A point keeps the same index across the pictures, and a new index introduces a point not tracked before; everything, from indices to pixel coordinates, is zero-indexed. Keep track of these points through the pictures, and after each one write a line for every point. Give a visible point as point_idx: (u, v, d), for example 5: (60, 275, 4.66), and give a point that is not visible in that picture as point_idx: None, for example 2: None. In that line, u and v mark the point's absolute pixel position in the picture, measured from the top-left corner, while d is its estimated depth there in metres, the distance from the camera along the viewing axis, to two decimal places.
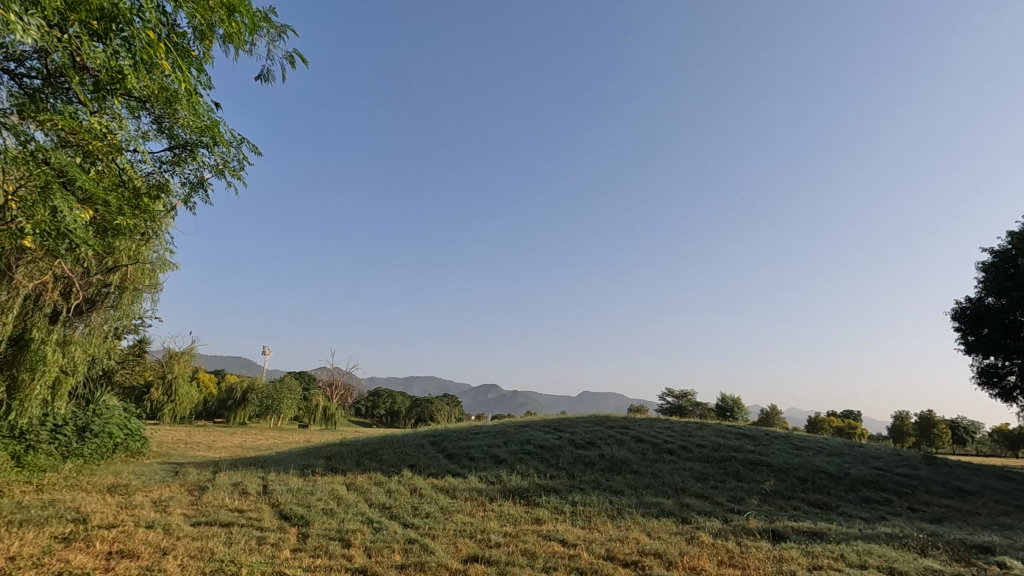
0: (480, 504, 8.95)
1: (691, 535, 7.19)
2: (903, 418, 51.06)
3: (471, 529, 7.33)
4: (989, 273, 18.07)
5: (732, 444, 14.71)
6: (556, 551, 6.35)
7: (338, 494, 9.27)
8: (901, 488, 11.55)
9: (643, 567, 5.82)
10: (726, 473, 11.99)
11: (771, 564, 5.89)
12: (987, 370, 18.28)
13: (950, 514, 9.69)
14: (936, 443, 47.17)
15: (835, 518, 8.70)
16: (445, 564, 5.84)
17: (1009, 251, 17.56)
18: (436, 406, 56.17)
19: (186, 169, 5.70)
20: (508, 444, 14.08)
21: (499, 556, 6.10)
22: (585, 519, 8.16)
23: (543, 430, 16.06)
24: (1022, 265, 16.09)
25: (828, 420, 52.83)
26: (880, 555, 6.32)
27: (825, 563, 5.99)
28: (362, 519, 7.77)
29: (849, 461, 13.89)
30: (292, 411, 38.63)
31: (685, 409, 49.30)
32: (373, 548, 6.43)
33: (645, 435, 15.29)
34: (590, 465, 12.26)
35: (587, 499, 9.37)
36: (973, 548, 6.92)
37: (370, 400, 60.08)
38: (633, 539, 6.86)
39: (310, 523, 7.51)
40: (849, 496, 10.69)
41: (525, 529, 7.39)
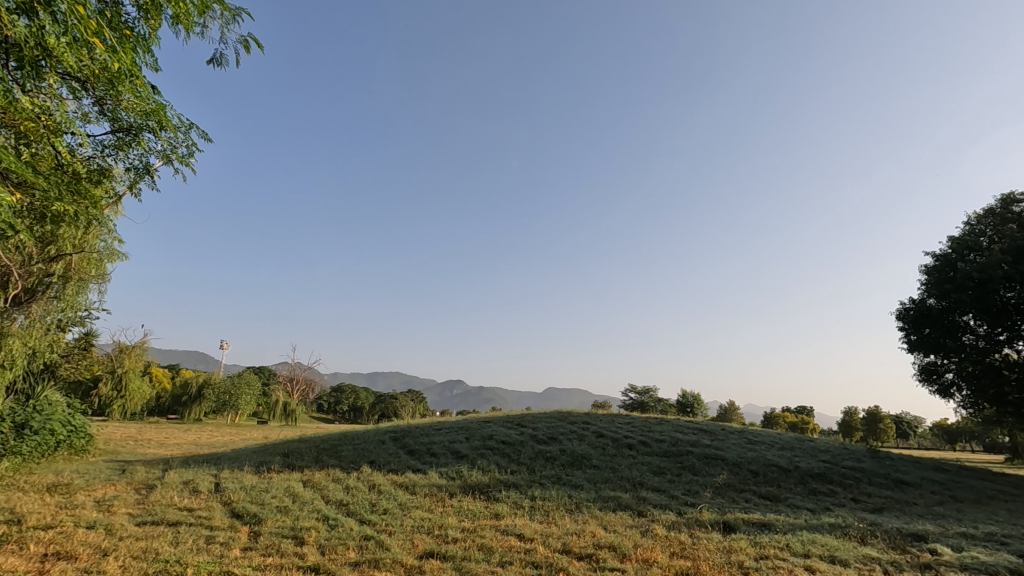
0: (440, 500, 8.91)
1: (645, 528, 7.34)
2: (852, 413, 53.30)
3: (429, 525, 7.29)
4: (931, 275, 19.02)
5: (689, 438, 15.09)
6: (513, 546, 6.37)
7: (294, 491, 9.09)
8: (846, 480, 12.07)
9: (597, 560, 5.92)
10: (683, 467, 12.27)
11: (720, 555, 6.06)
12: (927, 368, 19.26)
13: (889, 505, 10.19)
14: (881, 437, 49.45)
15: (783, 510, 9.02)
16: (400, 561, 5.79)
17: (949, 255, 18.54)
18: (400, 402, 55.60)
19: (131, 154, 5.48)
20: (470, 439, 14.06)
21: (454, 551, 6.09)
22: (543, 513, 8.24)
23: (506, 425, 16.14)
24: (961, 268, 17.03)
25: (782, 416, 54.70)
26: (823, 545, 6.59)
27: (771, 553, 6.21)
28: (317, 516, 7.64)
29: (798, 454, 14.45)
30: (250, 407, 37.66)
31: (647, 405, 50.29)
32: (327, 546, 6.30)
33: (606, 430, 15.53)
34: (551, 461, 12.38)
35: (546, 494, 9.45)
36: (908, 536, 7.30)
37: (333, 395, 59.09)
38: (589, 533, 6.96)
39: (262, 522, 7.31)
40: (797, 489, 11.11)
41: (483, 524, 7.40)
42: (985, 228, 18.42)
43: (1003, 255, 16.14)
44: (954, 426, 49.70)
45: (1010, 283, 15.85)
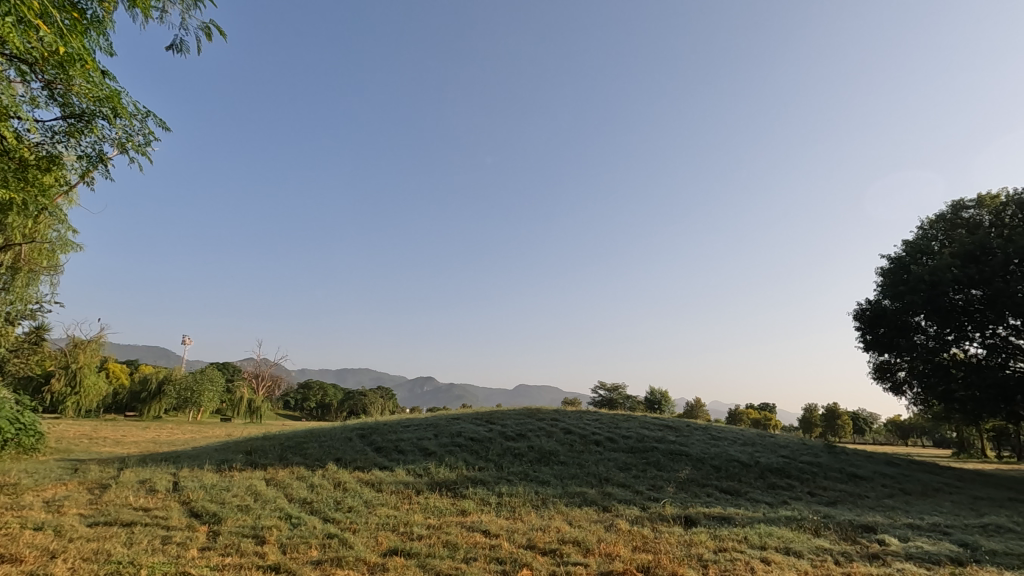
0: (406, 497, 8.88)
1: (609, 523, 7.46)
2: (812, 410, 55.11)
3: (394, 523, 7.24)
4: (886, 277, 19.79)
5: (655, 434, 15.40)
6: (478, 542, 6.39)
7: (255, 489, 8.90)
8: (804, 475, 12.47)
9: (561, 554, 5.99)
10: (648, 463, 12.49)
11: (681, 549, 6.20)
12: (882, 366, 20.02)
13: (842, 498, 10.59)
14: (838, 433, 51.18)
15: (742, 504, 9.29)
16: (363, 559, 5.75)
17: (903, 258, 19.31)
18: (369, 399, 54.98)
19: (83, 141, 5.27)
20: (439, 436, 14.02)
21: (419, 548, 6.08)
22: (509, 509, 8.29)
23: (474, 422, 16.12)
24: (914, 271, 17.79)
25: (745, 413, 56.14)
26: (779, 537, 6.80)
27: (729, 546, 6.39)
28: (279, 515, 7.50)
29: (759, 449, 14.88)
30: (213, 403, 36.79)
31: (616, 402, 51.02)
32: (289, 545, 6.20)
33: (575, 426, 15.68)
34: (519, 457, 12.44)
35: (513, 490, 9.50)
36: (859, 528, 7.60)
37: (300, 392, 58.16)
38: (555, 528, 7.03)
39: (222, 521, 7.15)
40: (757, 483, 11.43)
41: (449, 521, 7.40)
42: (936, 233, 19.26)
43: (953, 259, 16.92)
44: (906, 421, 51.80)
45: (958, 286, 16.66)
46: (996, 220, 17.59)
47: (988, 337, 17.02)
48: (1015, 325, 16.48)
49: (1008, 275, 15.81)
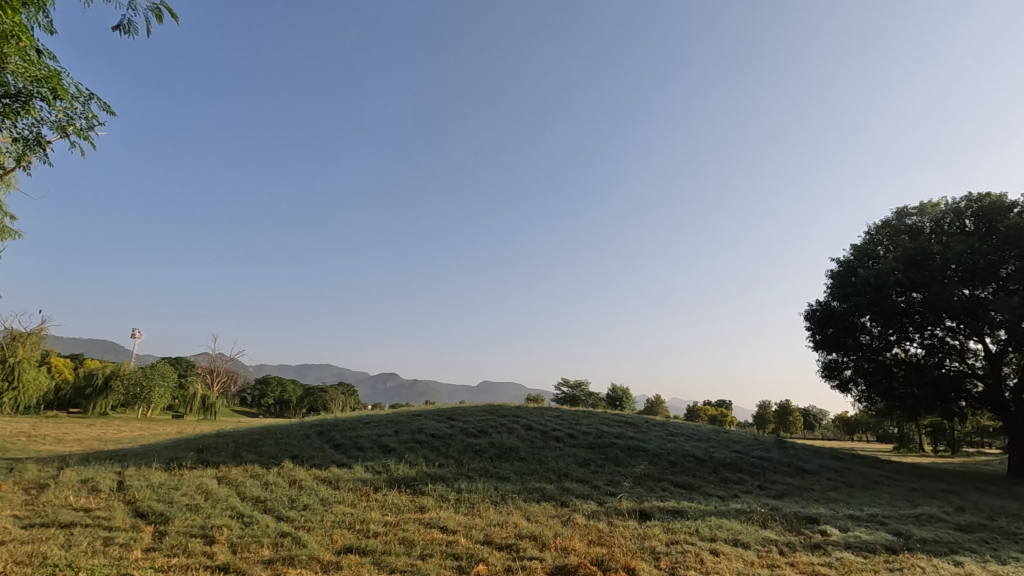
0: (364, 495, 8.76)
1: (566, 518, 7.56)
2: (766, 408, 57.02)
3: (350, 520, 7.15)
4: (835, 279, 20.62)
5: (614, 431, 15.64)
6: (435, 538, 6.38)
7: (206, 488, 8.64)
8: (755, 469, 12.91)
9: (517, 549, 6.04)
10: (606, 458, 12.71)
11: (635, 542, 6.34)
12: (830, 364, 20.85)
13: (790, 491, 11.03)
14: (790, 429, 53.20)
15: (695, 498, 9.56)
16: (317, 557, 5.66)
17: (851, 261, 20.18)
18: (330, 396, 53.92)
19: (17, 123, 5.01)
20: (399, 433, 13.90)
21: (374, 546, 6.03)
22: (468, 505, 8.30)
23: (436, 419, 16.04)
24: (861, 274, 18.62)
25: (703, 410, 57.67)
26: (728, 529, 7.02)
27: (681, 538, 6.57)
28: (230, 514, 7.28)
29: (714, 445, 15.33)
30: (165, 400, 35.51)
31: (579, 399, 51.60)
32: (239, 545, 6.05)
33: (536, 423, 15.78)
34: (480, 453, 12.47)
35: (472, 486, 9.51)
36: (803, 519, 7.94)
37: (257, 388, 56.61)
38: (512, 524, 7.08)
39: (169, 521, 6.91)
40: (710, 477, 11.79)
41: (406, 518, 7.36)
42: (881, 238, 20.19)
43: (896, 263, 17.79)
44: (853, 418, 54.08)
45: (900, 289, 17.57)
46: (936, 227, 18.60)
47: (927, 338, 17.99)
48: (951, 326, 17.48)
49: (945, 279, 16.76)
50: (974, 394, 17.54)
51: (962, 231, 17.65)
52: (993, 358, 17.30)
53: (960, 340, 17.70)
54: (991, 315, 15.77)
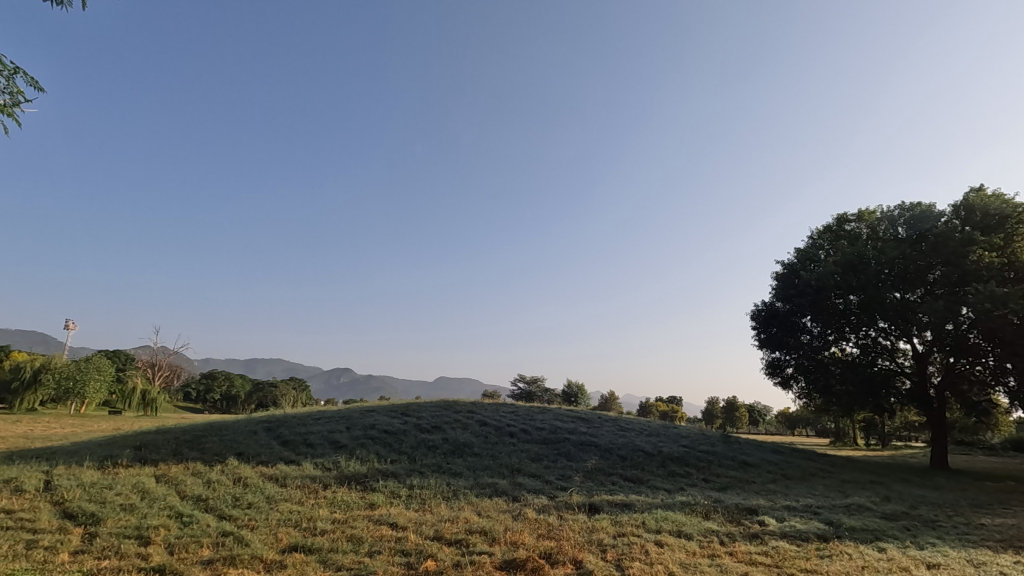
0: (312, 492, 8.57)
1: (517, 512, 7.62)
2: (715, 404, 59.07)
3: (297, 518, 6.99)
4: (779, 281, 21.50)
5: (567, 426, 15.87)
6: (383, 535, 6.32)
7: (143, 487, 8.26)
8: (700, 463, 13.37)
9: (466, 544, 6.06)
10: (559, 453, 12.86)
11: (583, 535, 6.46)
12: (773, 362, 21.75)
13: (732, 483, 11.48)
14: (736, 423, 55.29)
15: (643, 491, 9.83)
16: (259, 556, 5.51)
17: (794, 264, 21.09)
18: (281, 391, 52.44)
19: None
20: (351, 429, 13.62)
21: (321, 543, 5.91)
22: (419, 501, 8.25)
23: (390, 414, 15.84)
24: (803, 277, 19.52)
25: (655, 405, 59.31)
26: (672, 521, 7.25)
27: (627, 530, 6.74)
28: (168, 514, 6.98)
29: (663, 440, 15.77)
30: (101, 394, 33.76)
31: (535, 395, 52.10)
32: (177, 545, 5.81)
33: (490, 419, 15.81)
34: (433, 449, 12.39)
35: (424, 482, 9.44)
36: (743, 510, 8.28)
37: (203, 382, 54.45)
38: (463, 519, 7.09)
39: (100, 522, 6.56)
40: (658, 471, 12.13)
41: (356, 515, 7.26)
42: (823, 242, 21.18)
43: (836, 266, 18.73)
44: (794, 413, 56.62)
45: (839, 291, 18.52)
46: (872, 233, 19.67)
47: (862, 338, 19.04)
48: (884, 327, 18.55)
49: (880, 283, 17.78)
50: (903, 391, 18.66)
51: (895, 237, 18.75)
52: (921, 358, 18.46)
53: (891, 340, 18.79)
54: (919, 317, 16.84)
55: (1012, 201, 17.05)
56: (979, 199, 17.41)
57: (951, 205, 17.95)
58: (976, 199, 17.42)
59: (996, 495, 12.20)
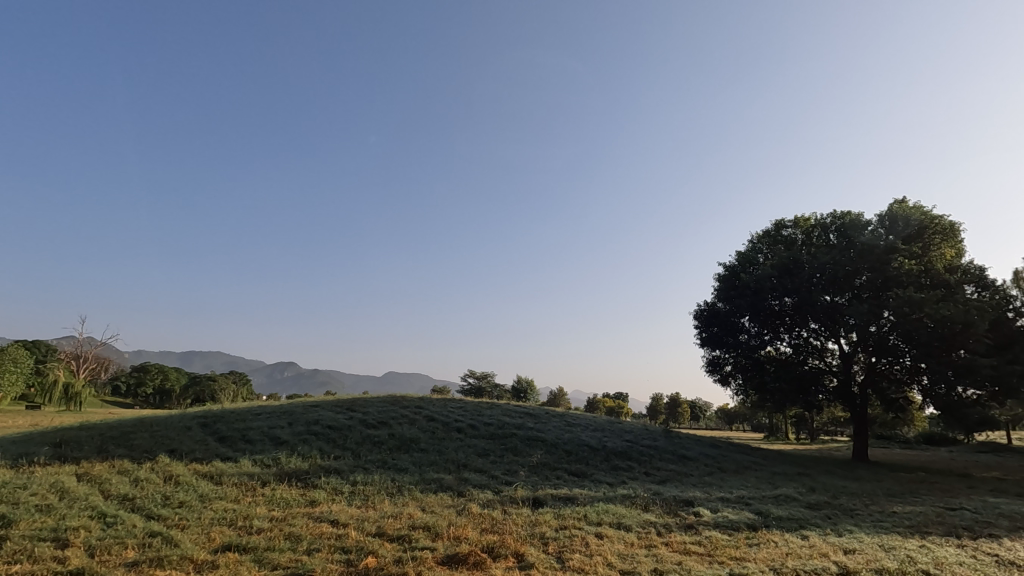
0: (250, 489, 8.29)
1: (462, 507, 7.64)
2: (658, 400, 60.93)
3: (232, 517, 6.74)
4: (721, 282, 22.36)
5: (515, 422, 15.96)
6: (323, 532, 6.19)
7: (62, 486, 7.74)
8: (642, 457, 13.77)
9: (409, 540, 6.02)
10: (505, 448, 12.95)
11: (526, 528, 6.54)
12: (713, 360, 22.59)
13: (671, 476, 11.90)
14: (678, 419, 57.25)
15: (586, 485, 10.04)
16: (189, 556, 5.28)
17: (735, 266, 22.00)
18: (220, 385, 50.27)
19: None
20: (293, 425, 13.23)
21: (256, 542, 5.73)
22: (362, 498, 8.12)
23: (334, 409, 15.49)
24: (743, 278, 20.39)
25: (601, 401, 60.61)
26: (613, 514, 7.44)
27: (569, 523, 6.88)
28: (89, 514, 6.58)
29: (607, 434, 16.16)
30: (16, 388, 31.34)
31: (484, 391, 52.16)
32: (98, 547, 5.50)
33: (438, 414, 15.72)
34: (378, 445, 12.21)
35: (368, 478, 9.29)
36: (681, 502, 8.59)
37: (134, 375, 51.53)
38: (406, 514, 7.02)
39: (12, 524, 6.12)
40: (602, 465, 12.41)
41: (295, 512, 7.06)
42: (761, 246, 22.14)
43: (773, 270, 19.63)
44: (732, 409, 59.11)
45: (775, 293, 19.49)
46: (806, 239, 20.78)
47: (794, 337, 20.08)
48: (814, 328, 19.65)
49: (812, 286, 18.80)
50: (831, 388, 19.82)
51: (827, 243, 19.89)
52: (846, 358, 19.65)
53: (821, 341, 19.89)
54: (846, 319, 17.95)
55: (929, 213, 18.45)
56: (901, 210, 18.69)
57: (877, 215, 19.17)
58: (899, 210, 18.70)
59: (908, 485, 13.18)
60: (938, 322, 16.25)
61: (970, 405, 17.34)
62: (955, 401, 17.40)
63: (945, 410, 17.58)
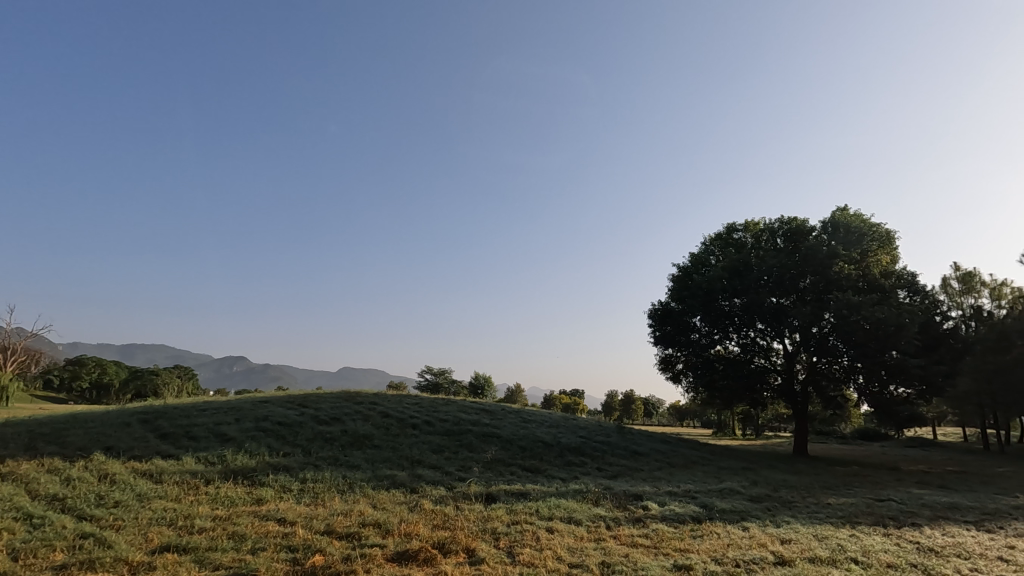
0: (192, 488, 7.98)
1: (414, 503, 7.60)
2: (613, 397, 62.03)
3: (173, 516, 6.48)
4: (674, 282, 22.94)
5: (471, 418, 15.93)
6: (269, 531, 6.04)
7: None
8: (595, 453, 14.02)
9: (360, 537, 5.95)
10: (460, 444, 12.95)
11: (478, 524, 6.57)
12: (665, 358, 23.17)
13: (623, 471, 12.17)
14: (632, 416, 58.48)
15: (540, 480, 10.15)
16: (123, 558, 5.05)
17: (688, 267, 22.63)
18: (164, 379, 48.08)
19: None
20: (241, 421, 12.81)
21: (197, 542, 5.53)
22: (312, 495, 7.96)
23: (285, 406, 15.08)
24: (696, 279, 21.01)
25: (558, 398, 61.29)
26: (564, 508, 7.55)
27: (521, 518, 6.94)
28: (14, 516, 6.19)
29: (561, 431, 16.34)
30: None
31: (441, 387, 51.84)
32: (23, 550, 5.19)
33: (393, 410, 15.54)
34: (330, 442, 11.96)
35: (318, 476, 9.09)
36: (630, 496, 8.80)
37: (68, 369, 48.64)
38: (357, 512, 6.91)
39: None
40: (555, 461, 12.58)
41: (240, 511, 6.84)
42: (713, 248, 22.84)
43: (723, 271, 20.29)
44: (683, 406, 60.81)
45: (725, 294, 20.23)
46: (755, 242, 21.57)
47: (742, 337, 20.83)
48: (761, 328, 20.44)
49: (760, 288, 19.56)
50: (775, 386, 20.69)
51: (774, 247, 20.73)
52: (790, 357, 20.53)
53: (767, 341, 20.72)
54: (790, 320, 18.76)
55: (868, 221, 19.52)
56: (843, 217, 19.66)
57: (821, 222, 20.10)
58: (842, 217, 19.68)
59: (842, 478, 13.93)
60: (873, 324, 17.22)
61: (900, 402, 18.60)
62: (887, 400, 18.61)
63: (878, 407, 18.73)
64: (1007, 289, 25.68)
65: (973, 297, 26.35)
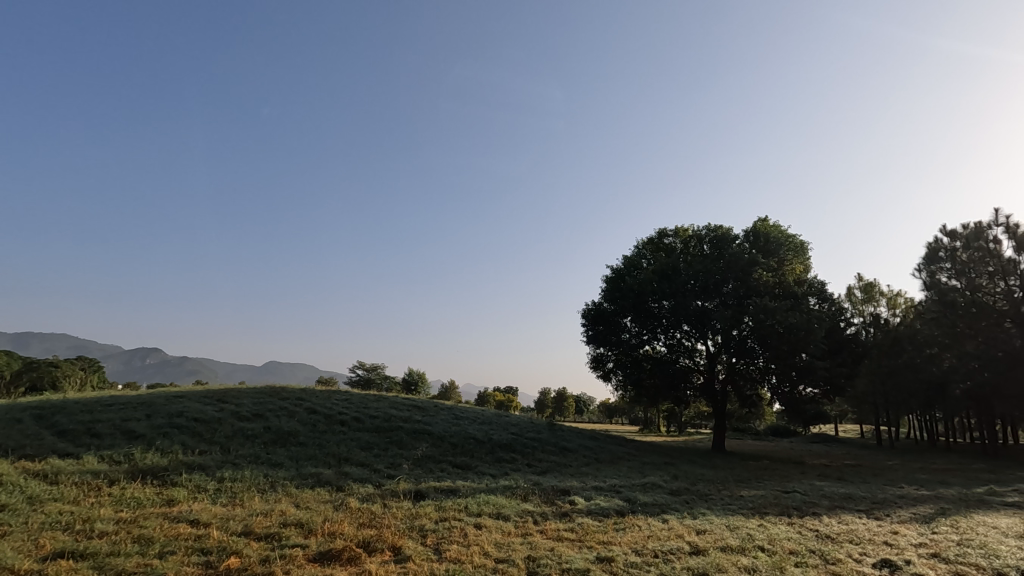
0: (93, 489, 7.39)
1: (339, 502, 7.39)
2: (546, 394, 63.01)
3: (70, 520, 5.98)
4: (607, 283, 23.59)
5: (402, 415, 15.70)
6: (181, 533, 5.69)
7: None
8: (526, 449, 14.19)
9: (280, 537, 5.72)
10: (390, 441, 12.72)
11: (405, 522, 6.48)
12: (597, 357, 23.79)
13: (551, 467, 12.40)
14: (563, 413, 59.67)
15: (469, 477, 10.14)
16: (9, 566, 4.60)
17: (621, 269, 23.35)
18: (65, 371, 44.13)
19: None
20: (152, 417, 11.97)
21: (97, 547, 5.13)
22: (230, 495, 7.58)
23: (202, 401, 14.23)
24: (628, 281, 21.71)
25: (491, 395, 61.61)
26: (492, 505, 7.59)
27: (449, 515, 6.92)
28: None
29: (493, 427, 16.43)
30: None
31: (372, 383, 50.76)
32: None
33: (320, 406, 15.04)
34: (252, 439, 11.42)
35: (237, 474, 8.66)
36: (558, 491, 8.99)
37: None
38: (277, 512, 6.64)
39: None
40: (486, 458, 12.61)
41: (148, 513, 6.41)
42: (644, 251, 23.65)
43: (654, 274, 21.09)
44: (612, 404, 62.71)
45: (654, 296, 21.04)
46: (684, 247, 22.56)
47: (669, 338, 21.74)
48: (686, 330, 21.41)
49: (686, 292, 20.48)
50: (697, 385, 21.73)
51: (701, 253, 21.78)
52: (711, 358, 21.63)
53: (691, 342, 21.72)
54: (713, 323, 19.75)
55: (785, 232, 20.90)
56: (764, 227, 20.92)
57: (743, 231, 21.31)
58: (762, 227, 20.93)
59: (754, 472, 14.86)
60: (786, 328, 18.45)
61: (807, 402, 20.05)
62: (797, 399, 19.99)
63: (788, 405, 20.11)
64: (901, 299, 28.23)
65: (872, 306, 28.76)
